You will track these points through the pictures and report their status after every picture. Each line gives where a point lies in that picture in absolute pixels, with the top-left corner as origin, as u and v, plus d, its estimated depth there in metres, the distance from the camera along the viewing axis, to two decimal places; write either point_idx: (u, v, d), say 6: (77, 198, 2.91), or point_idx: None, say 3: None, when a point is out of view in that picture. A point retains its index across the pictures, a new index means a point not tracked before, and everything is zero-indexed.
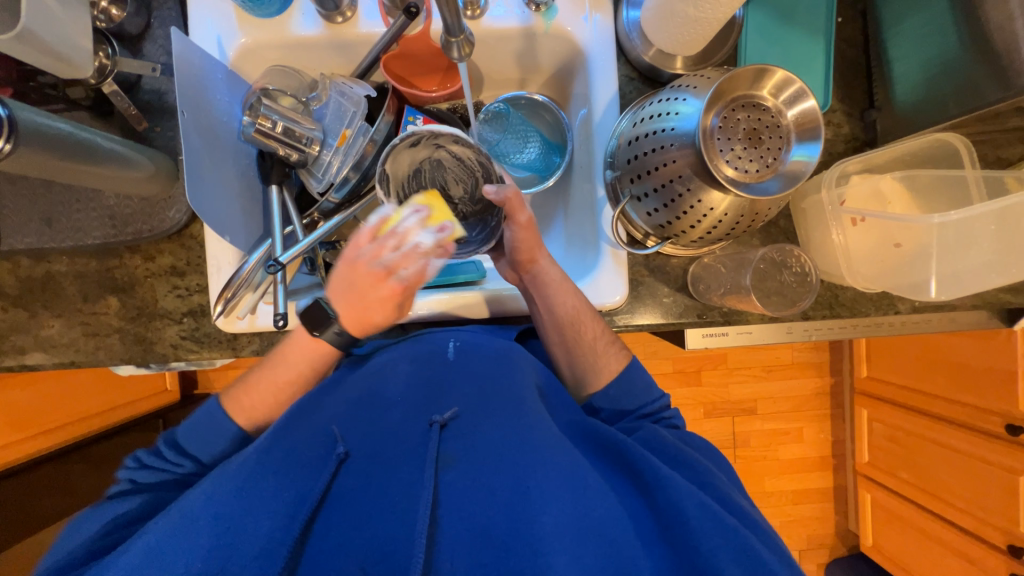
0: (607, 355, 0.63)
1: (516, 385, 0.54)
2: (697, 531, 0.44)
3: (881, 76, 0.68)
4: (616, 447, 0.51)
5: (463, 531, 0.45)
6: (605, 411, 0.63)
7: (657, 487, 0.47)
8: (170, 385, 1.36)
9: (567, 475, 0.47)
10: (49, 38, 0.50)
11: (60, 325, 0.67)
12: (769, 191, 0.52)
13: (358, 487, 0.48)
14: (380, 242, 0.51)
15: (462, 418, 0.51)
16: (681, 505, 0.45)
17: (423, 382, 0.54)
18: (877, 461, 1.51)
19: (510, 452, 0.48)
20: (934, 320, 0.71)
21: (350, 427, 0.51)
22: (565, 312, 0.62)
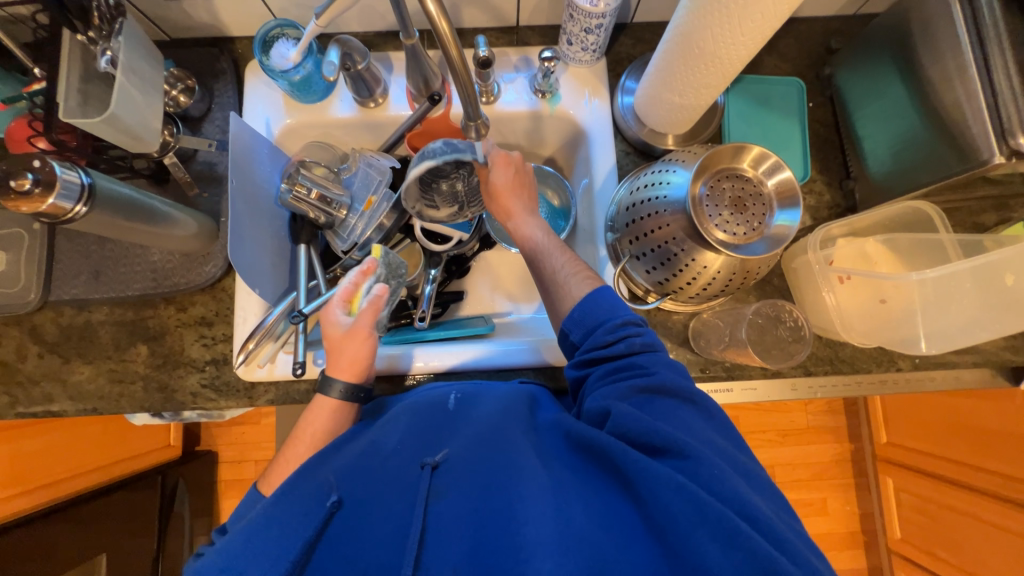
0: (569, 284, 0.60)
1: (508, 421, 0.56)
2: (677, 518, 0.42)
3: (854, 151, 0.75)
4: (590, 440, 0.49)
5: (450, 556, 0.45)
6: (573, 333, 0.57)
7: (635, 479, 0.45)
8: (174, 441, 1.38)
9: (550, 495, 0.47)
10: (129, 121, 0.59)
11: (89, 371, 0.70)
12: (757, 252, 0.57)
13: (356, 527, 0.48)
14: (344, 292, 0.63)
15: (454, 459, 0.52)
16: (658, 495, 0.43)
17: (422, 426, 0.57)
18: (909, 536, 1.41)
19: (497, 484, 0.49)
20: (939, 377, 0.72)
21: (346, 476, 0.51)
22: (532, 247, 0.65)
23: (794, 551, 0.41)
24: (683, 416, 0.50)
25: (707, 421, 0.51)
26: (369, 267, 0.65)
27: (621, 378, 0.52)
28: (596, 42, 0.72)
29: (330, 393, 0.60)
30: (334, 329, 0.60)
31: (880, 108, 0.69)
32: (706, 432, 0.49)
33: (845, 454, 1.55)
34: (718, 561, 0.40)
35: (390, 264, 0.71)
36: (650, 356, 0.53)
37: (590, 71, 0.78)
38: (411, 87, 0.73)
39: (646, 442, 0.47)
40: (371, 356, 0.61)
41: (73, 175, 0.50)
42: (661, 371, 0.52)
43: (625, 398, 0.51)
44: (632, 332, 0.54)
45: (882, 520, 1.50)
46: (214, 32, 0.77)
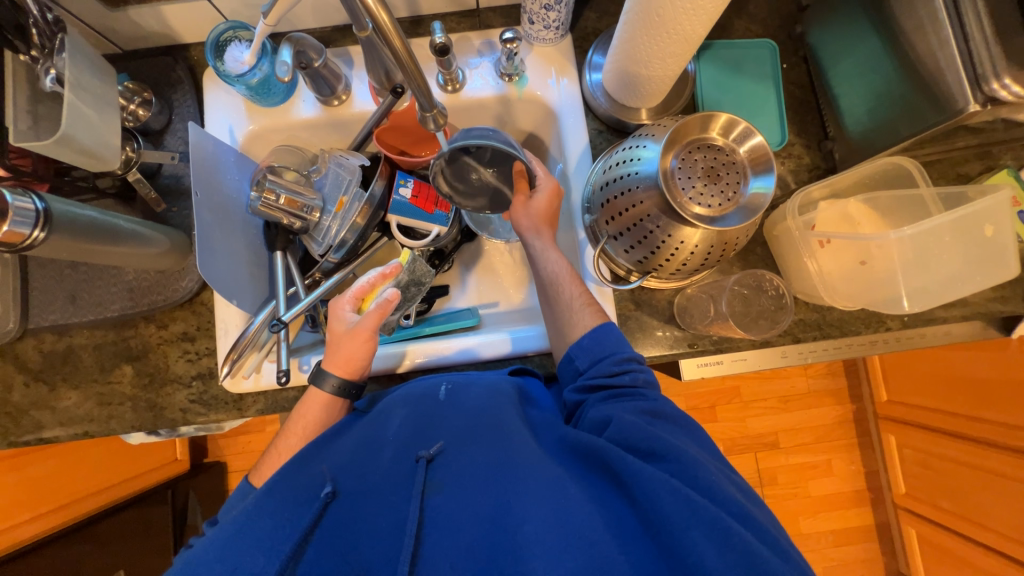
0: (577, 312, 0.61)
1: (503, 413, 0.55)
2: (670, 517, 0.42)
3: (831, 110, 0.73)
4: (587, 445, 0.49)
5: (446, 552, 0.45)
6: (578, 360, 0.58)
7: (631, 482, 0.45)
8: (181, 455, 1.39)
9: (548, 484, 0.47)
10: (84, 140, 0.57)
11: (77, 396, 0.70)
12: (733, 224, 0.55)
13: (349, 524, 0.48)
14: (360, 287, 0.64)
15: (448, 452, 0.52)
16: (654, 495, 0.43)
17: (418, 420, 0.56)
18: (914, 491, 1.42)
19: (493, 477, 0.49)
20: (928, 334, 0.71)
21: (342, 469, 0.52)
22: (549, 269, 0.64)
23: (781, 548, 0.43)
24: (677, 434, 0.51)
25: (698, 441, 0.52)
26: (389, 271, 0.67)
27: (624, 399, 0.53)
28: (558, 19, 0.69)
29: (322, 386, 0.60)
30: (342, 325, 0.61)
31: (854, 64, 0.67)
32: (699, 449, 0.50)
33: (846, 415, 1.56)
34: (712, 557, 0.40)
35: (414, 272, 0.73)
36: (650, 391, 0.55)
37: (555, 49, 0.76)
38: (374, 82, 0.71)
39: (644, 447, 0.48)
40: (368, 357, 0.61)
41: (27, 201, 0.49)
42: (659, 398, 0.54)
43: (630, 413, 0.51)
44: (636, 368, 0.56)
45: (887, 477, 1.51)
46: (167, 41, 0.75)
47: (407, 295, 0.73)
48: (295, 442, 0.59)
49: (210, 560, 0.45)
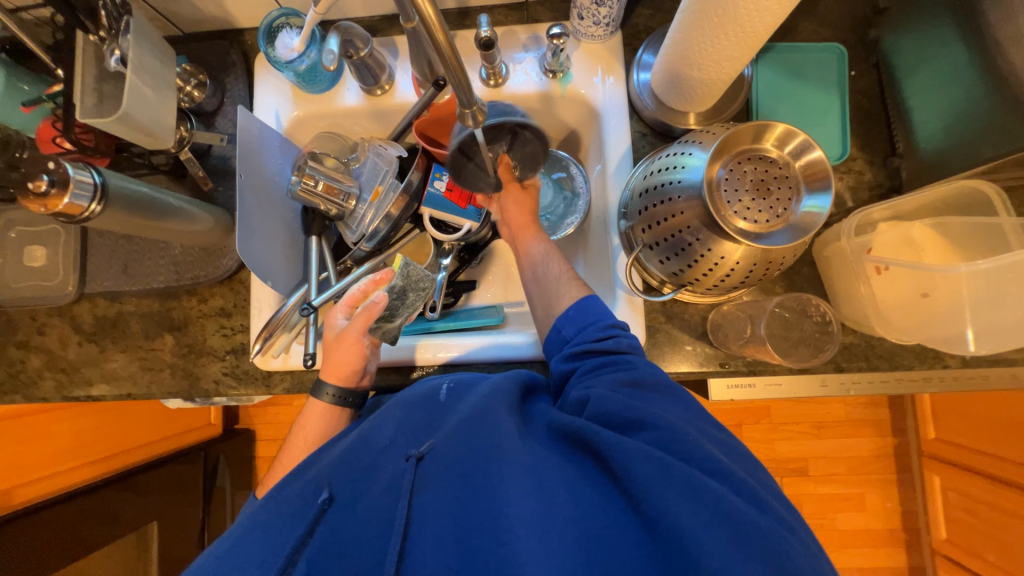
0: (567, 288, 0.63)
1: (493, 405, 0.53)
2: (647, 485, 0.41)
3: (902, 125, 0.67)
4: (569, 428, 0.48)
5: (434, 542, 0.45)
6: (566, 330, 0.58)
7: (609, 458, 0.44)
8: (214, 420, 1.48)
9: (530, 467, 0.47)
10: (142, 119, 0.60)
11: (123, 359, 0.75)
12: (780, 242, 0.52)
13: (345, 526, 0.49)
14: (351, 295, 0.63)
15: (435, 449, 0.52)
16: (630, 466, 0.42)
17: (409, 418, 0.56)
18: (956, 538, 1.32)
19: (476, 466, 0.49)
20: (993, 376, 0.64)
21: (335, 471, 0.53)
22: (535, 252, 0.68)
23: (761, 502, 0.42)
24: (659, 400, 0.49)
25: (686, 406, 0.50)
26: (382, 277, 0.64)
27: (605, 371, 0.53)
28: (609, 15, 0.67)
29: (321, 396, 0.63)
30: (333, 331, 0.64)
31: (934, 75, 0.61)
32: (684, 415, 0.49)
33: (887, 449, 1.46)
34: (689, 518, 0.39)
35: (410, 275, 0.67)
36: (635, 355, 0.54)
37: (604, 46, 0.73)
38: (418, 73, 0.71)
39: (621, 418, 0.47)
40: (358, 361, 0.62)
41: (85, 175, 0.52)
42: (642, 365, 0.53)
43: (608, 387, 0.50)
44: (620, 332, 0.56)
45: (926, 519, 1.41)
46: (224, 25, 0.77)
47: (406, 300, 0.68)
48: (298, 453, 0.62)
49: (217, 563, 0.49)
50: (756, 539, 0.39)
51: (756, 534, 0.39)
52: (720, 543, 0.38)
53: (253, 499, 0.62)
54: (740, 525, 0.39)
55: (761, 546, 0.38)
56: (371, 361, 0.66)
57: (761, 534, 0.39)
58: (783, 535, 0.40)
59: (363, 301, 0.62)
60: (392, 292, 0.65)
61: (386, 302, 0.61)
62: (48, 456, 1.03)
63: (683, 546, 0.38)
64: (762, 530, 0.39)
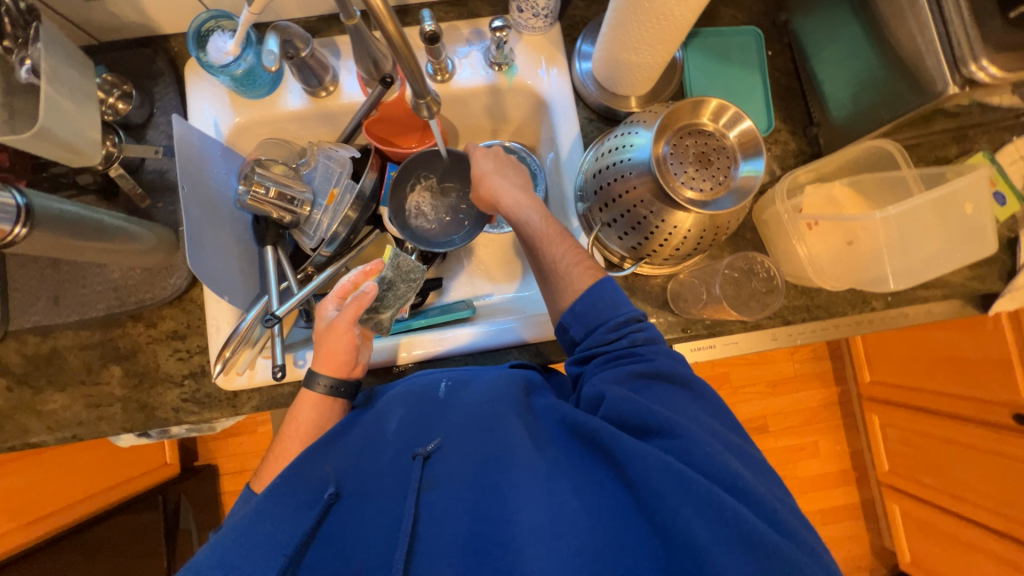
0: (572, 275, 0.59)
1: (500, 407, 0.54)
2: (662, 494, 0.43)
3: (815, 97, 0.75)
4: (584, 428, 0.50)
5: (441, 546, 0.45)
6: (573, 329, 0.58)
7: (624, 463, 0.46)
8: (171, 459, 1.37)
9: (542, 472, 0.48)
10: (64, 134, 0.55)
11: (64, 399, 0.68)
12: (725, 206, 0.56)
13: (349, 527, 0.49)
14: (344, 286, 0.65)
15: (444, 449, 0.52)
16: (647, 475, 0.44)
17: (416, 418, 0.56)
18: (897, 468, 1.47)
19: (485, 471, 0.49)
20: (911, 313, 0.73)
21: (345, 470, 0.53)
22: (528, 232, 0.64)
23: (783, 524, 0.43)
24: (675, 398, 0.52)
25: (701, 404, 0.53)
26: (372, 268, 0.66)
27: (621, 363, 0.54)
28: (546, 7, 0.70)
29: (315, 388, 0.61)
30: (324, 322, 0.63)
31: (835, 51, 0.69)
32: (700, 415, 0.51)
33: (832, 397, 1.61)
34: (706, 536, 0.40)
35: (401, 267, 0.69)
36: (650, 347, 0.55)
37: (544, 38, 0.75)
38: (362, 72, 0.70)
39: (639, 422, 0.49)
40: (350, 351, 0.61)
41: (6, 196, 0.47)
42: (658, 358, 0.54)
43: (621, 381, 0.52)
44: (634, 329, 0.55)
45: (871, 456, 1.56)
46: (146, 31, 0.73)
47: (398, 293, 0.70)
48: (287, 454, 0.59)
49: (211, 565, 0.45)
50: (769, 561, 0.40)
51: (773, 557, 0.40)
52: (732, 556, 0.40)
53: (247, 492, 0.59)
54: (761, 548, 0.40)
55: (778, 569, 0.40)
56: (364, 352, 0.66)
57: (782, 559, 0.40)
58: (801, 557, 0.41)
59: (354, 291, 0.64)
60: (383, 283, 0.68)
61: (376, 291, 0.63)
62: None
63: (695, 553, 0.40)
64: (782, 552, 0.40)
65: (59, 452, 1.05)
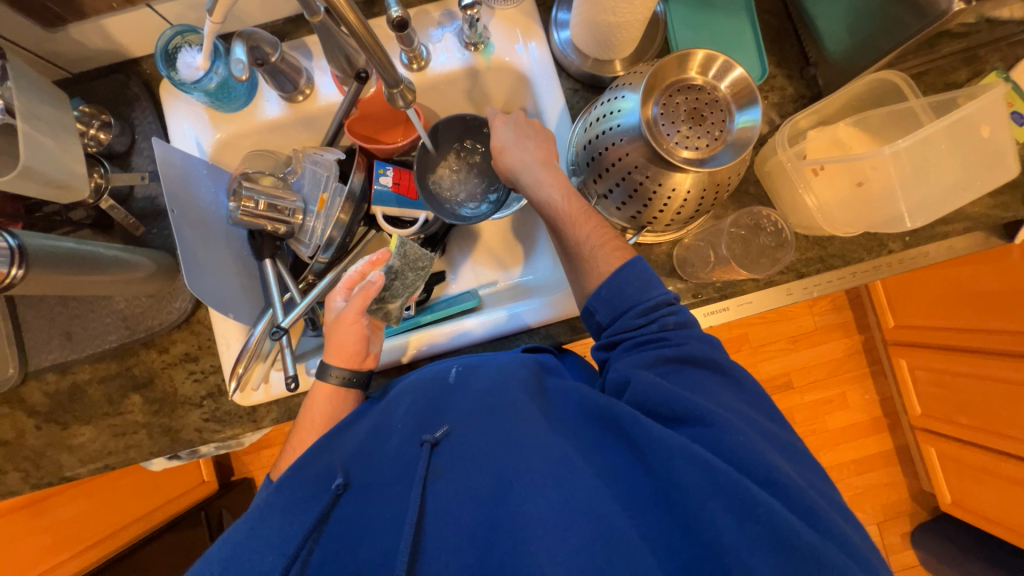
0: (596, 257, 0.58)
1: (511, 392, 0.53)
2: (688, 484, 0.42)
3: (810, 35, 0.71)
4: (608, 412, 0.49)
5: (451, 533, 0.46)
6: (599, 314, 0.57)
7: (648, 450, 0.45)
8: (208, 477, 1.41)
9: (558, 459, 0.47)
10: (47, 171, 0.55)
11: (91, 431, 0.70)
12: (723, 162, 0.54)
13: (358, 516, 0.49)
14: (351, 277, 0.64)
15: (453, 436, 0.52)
16: (672, 465, 0.43)
17: (427, 406, 0.55)
18: (930, 410, 1.44)
19: (496, 458, 0.49)
20: (932, 251, 0.70)
21: (353, 459, 0.52)
22: (549, 209, 0.63)
23: (821, 520, 0.41)
24: (710, 385, 0.50)
25: (737, 391, 0.51)
26: (378, 258, 0.65)
27: (647, 348, 0.53)
28: None
29: (328, 379, 0.61)
30: (333, 313, 0.63)
31: None
32: (735, 403, 0.49)
33: (856, 346, 1.57)
34: (728, 528, 0.40)
35: (407, 256, 0.67)
36: (682, 333, 0.53)
37: (518, 10, 0.72)
38: (336, 71, 0.69)
39: (666, 409, 0.47)
40: (360, 341, 0.61)
41: None
42: (690, 342, 0.52)
43: (649, 365, 0.51)
44: (664, 313, 0.54)
45: (902, 401, 1.53)
46: (116, 57, 0.72)
47: (406, 281, 0.68)
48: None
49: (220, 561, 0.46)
50: (795, 552, 0.39)
51: (800, 551, 0.39)
52: (757, 549, 0.39)
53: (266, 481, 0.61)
54: (789, 543, 0.39)
55: (805, 564, 0.39)
56: (375, 342, 0.66)
57: (814, 559, 0.39)
58: (837, 555, 0.39)
59: (360, 282, 0.63)
60: (391, 272, 0.65)
61: (383, 281, 0.61)
62: (27, 559, 0.95)
63: (717, 548, 0.40)
64: (814, 550, 0.39)
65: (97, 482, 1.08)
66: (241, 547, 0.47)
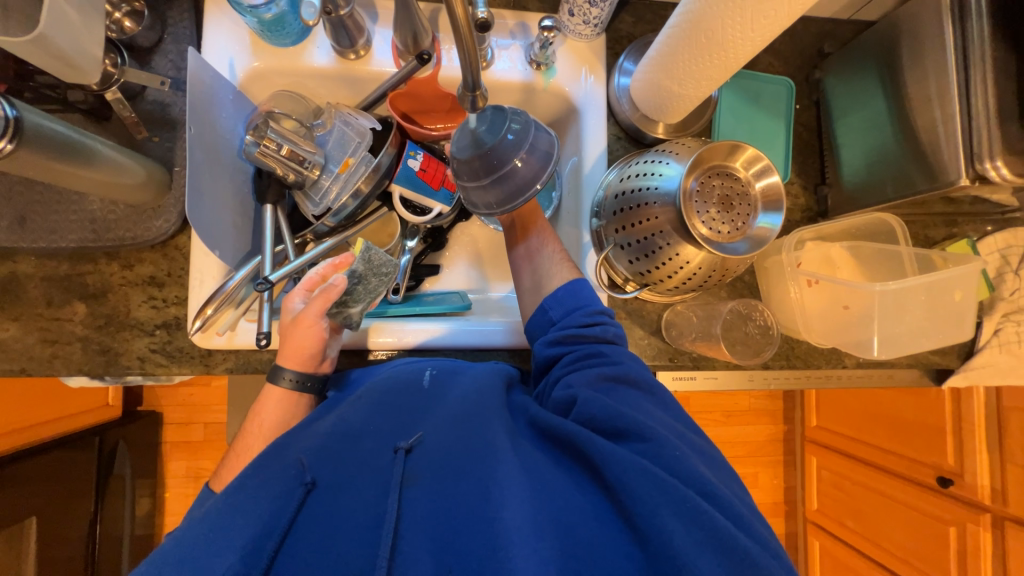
0: (557, 266, 0.65)
1: (480, 406, 0.56)
2: (639, 496, 0.44)
3: (832, 157, 0.77)
4: (560, 429, 0.51)
5: (425, 541, 0.45)
6: (553, 311, 0.61)
7: (603, 465, 0.47)
8: (114, 401, 1.29)
9: (522, 473, 0.49)
10: (63, 45, 0.50)
11: (16, 329, 0.63)
12: (738, 251, 0.59)
13: (324, 518, 0.46)
14: (309, 280, 0.60)
15: (425, 443, 0.52)
16: (624, 477, 0.45)
17: (391, 408, 0.55)
18: (824, 508, 1.59)
19: (467, 468, 0.50)
20: (876, 376, 0.78)
21: (316, 455, 0.49)
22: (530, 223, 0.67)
23: (750, 526, 0.45)
24: (642, 403, 0.54)
25: (662, 407, 0.55)
26: (342, 261, 0.61)
27: (590, 364, 0.56)
28: (598, 16, 0.69)
29: (281, 382, 0.59)
30: (289, 315, 0.59)
31: (862, 119, 0.71)
32: (664, 417, 0.53)
33: (778, 434, 1.70)
34: (682, 537, 0.42)
35: (372, 261, 0.63)
36: (617, 347, 0.59)
37: (588, 46, 0.74)
38: (399, 43, 0.67)
39: (610, 425, 0.50)
40: (317, 344, 0.58)
41: None
42: (626, 363, 0.57)
43: (590, 384, 0.54)
44: (606, 320, 0.60)
45: (803, 493, 1.67)
46: None
47: (369, 286, 0.65)
48: (255, 442, 0.57)
49: (176, 563, 0.42)
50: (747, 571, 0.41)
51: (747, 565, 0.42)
52: (705, 557, 0.41)
53: (207, 491, 0.57)
54: (731, 548, 0.42)
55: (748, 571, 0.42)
56: (331, 345, 0.64)
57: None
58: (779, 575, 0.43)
59: (321, 285, 0.60)
60: (352, 277, 0.62)
61: (345, 285, 0.58)
62: None
63: (674, 557, 0.41)
64: (748, 555, 0.42)
65: (5, 387, 0.96)
66: (197, 551, 0.43)
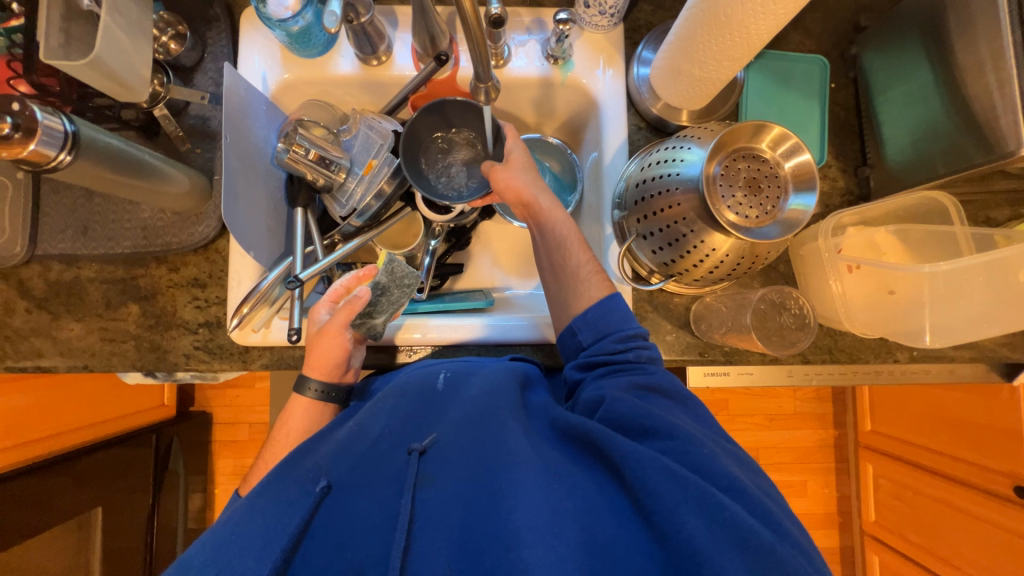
0: (590, 282, 0.61)
1: (498, 403, 0.54)
2: (659, 494, 0.43)
3: (873, 137, 0.72)
4: (579, 429, 0.50)
5: (439, 542, 0.45)
6: (583, 334, 0.58)
7: (621, 462, 0.45)
8: (167, 401, 1.39)
9: (537, 469, 0.48)
10: (114, 66, 0.54)
11: (79, 329, 0.69)
12: (768, 236, 0.55)
13: (344, 516, 0.48)
14: (337, 291, 0.63)
15: (439, 445, 0.52)
16: (642, 475, 0.44)
17: (410, 409, 0.56)
18: (883, 520, 1.47)
19: (482, 468, 0.49)
20: (933, 370, 0.71)
21: (335, 458, 0.51)
22: (556, 232, 0.63)
23: (779, 525, 0.43)
24: (670, 411, 0.51)
25: (693, 413, 0.53)
26: (366, 273, 0.63)
27: (620, 374, 0.54)
28: (614, 6, 0.68)
29: (305, 393, 0.61)
30: (317, 326, 0.62)
31: (905, 93, 0.67)
32: (694, 423, 0.51)
33: (827, 440, 1.59)
34: (701, 536, 0.40)
35: (395, 273, 0.64)
36: (654, 366, 0.55)
37: (605, 38, 0.74)
38: (418, 47, 0.69)
39: (631, 424, 0.49)
40: (341, 354, 0.60)
41: (56, 121, 0.48)
42: (659, 372, 0.54)
43: (624, 389, 0.52)
44: (640, 344, 0.56)
45: (859, 504, 1.55)
46: None
47: (392, 299, 0.64)
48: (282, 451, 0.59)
49: (202, 560, 0.44)
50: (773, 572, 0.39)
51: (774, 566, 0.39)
52: (727, 554, 0.39)
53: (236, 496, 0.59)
54: (755, 547, 0.40)
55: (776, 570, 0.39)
56: (353, 357, 0.66)
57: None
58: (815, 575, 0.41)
59: (345, 297, 0.62)
60: (375, 288, 0.62)
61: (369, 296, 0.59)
62: None
63: (694, 554, 0.40)
64: (775, 554, 0.40)
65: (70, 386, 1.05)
66: (223, 551, 0.45)
